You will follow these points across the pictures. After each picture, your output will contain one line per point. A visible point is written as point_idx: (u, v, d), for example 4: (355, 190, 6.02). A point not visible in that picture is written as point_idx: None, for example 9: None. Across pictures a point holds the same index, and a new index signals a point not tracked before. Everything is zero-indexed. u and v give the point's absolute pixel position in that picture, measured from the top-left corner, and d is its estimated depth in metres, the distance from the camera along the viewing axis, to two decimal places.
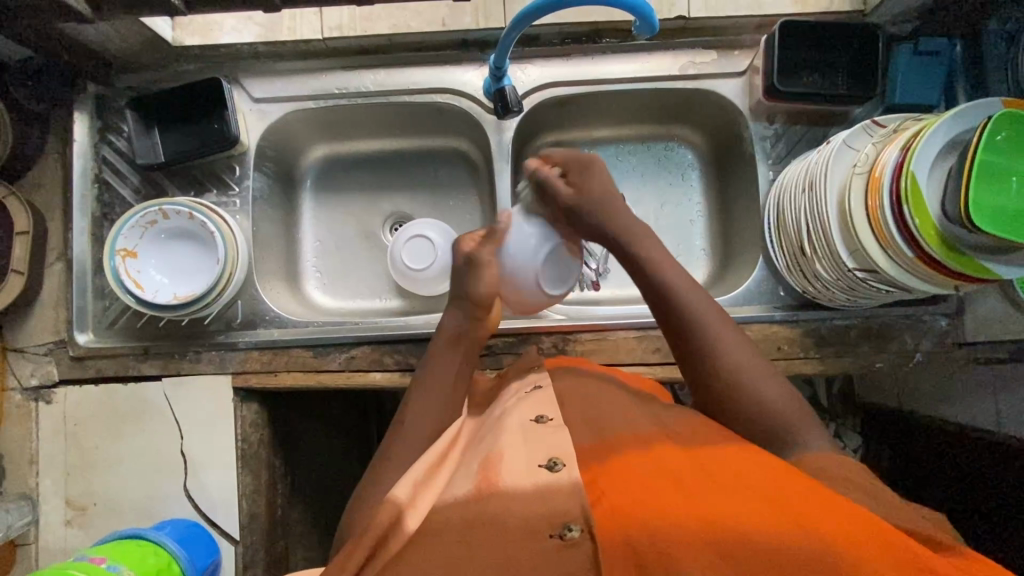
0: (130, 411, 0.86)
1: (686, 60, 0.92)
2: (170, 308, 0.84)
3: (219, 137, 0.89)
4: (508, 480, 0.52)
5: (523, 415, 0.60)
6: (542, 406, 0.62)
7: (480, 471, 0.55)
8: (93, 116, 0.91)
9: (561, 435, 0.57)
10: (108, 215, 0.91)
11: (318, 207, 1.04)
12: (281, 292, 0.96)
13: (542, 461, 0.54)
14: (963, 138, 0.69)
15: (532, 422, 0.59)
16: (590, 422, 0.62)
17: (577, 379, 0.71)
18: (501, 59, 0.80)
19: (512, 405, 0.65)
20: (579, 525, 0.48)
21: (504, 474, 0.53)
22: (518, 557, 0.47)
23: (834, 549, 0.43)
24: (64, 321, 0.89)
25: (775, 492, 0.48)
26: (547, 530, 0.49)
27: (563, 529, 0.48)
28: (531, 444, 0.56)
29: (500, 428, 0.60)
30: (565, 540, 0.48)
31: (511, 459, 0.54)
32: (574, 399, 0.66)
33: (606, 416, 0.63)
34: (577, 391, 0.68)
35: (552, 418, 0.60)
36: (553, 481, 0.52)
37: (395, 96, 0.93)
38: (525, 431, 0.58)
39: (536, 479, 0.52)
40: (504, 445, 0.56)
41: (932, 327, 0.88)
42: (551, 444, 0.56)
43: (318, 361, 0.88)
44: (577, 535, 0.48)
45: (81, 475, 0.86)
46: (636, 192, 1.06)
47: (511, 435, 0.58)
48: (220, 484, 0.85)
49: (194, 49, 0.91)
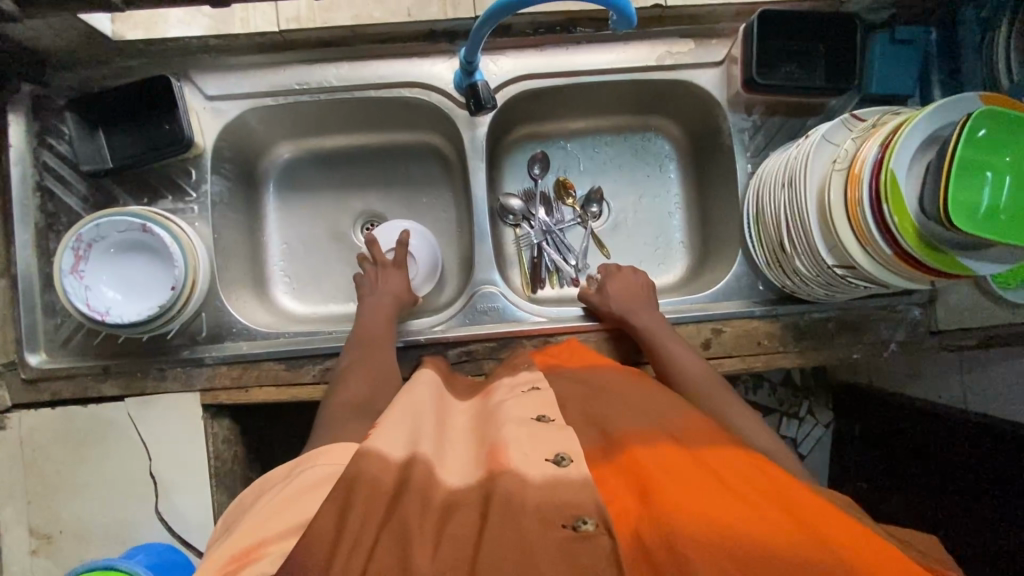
0: (94, 433, 0.82)
1: (663, 50, 0.89)
2: (98, 321, 0.78)
3: (172, 139, 0.83)
4: (520, 467, 0.50)
5: (524, 414, 0.59)
6: (543, 406, 0.60)
7: (484, 462, 0.53)
8: (30, 118, 0.84)
9: (570, 433, 0.55)
10: (53, 226, 0.84)
11: (282, 208, 0.99)
12: (249, 301, 0.92)
13: (549, 455, 0.52)
14: (942, 134, 0.69)
15: (534, 421, 0.57)
16: (596, 427, 0.61)
17: (573, 384, 0.70)
18: (471, 53, 0.75)
19: (506, 400, 0.63)
20: (593, 518, 0.46)
21: (515, 461, 0.51)
22: (533, 545, 0.45)
23: (847, 557, 0.42)
24: (13, 342, 0.83)
25: (788, 502, 0.48)
26: (561, 519, 0.46)
27: (576, 521, 0.46)
28: (537, 441, 0.54)
29: (483, 433, 0.59)
30: (578, 532, 0.45)
31: (520, 449, 0.52)
32: (575, 403, 0.65)
33: (609, 418, 0.62)
34: (574, 396, 0.67)
35: (553, 418, 0.58)
36: (561, 475, 0.50)
37: (360, 91, 0.88)
38: (528, 429, 0.56)
39: (547, 471, 0.50)
40: (507, 437, 0.55)
41: (906, 317, 0.89)
42: (556, 441, 0.54)
43: (292, 375, 0.85)
44: (591, 528, 0.45)
45: (44, 502, 0.81)
46: (614, 185, 1.04)
47: (513, 428, 0.56)
48: (194, 506, 0.81)
49: (139, 44, 0.83)
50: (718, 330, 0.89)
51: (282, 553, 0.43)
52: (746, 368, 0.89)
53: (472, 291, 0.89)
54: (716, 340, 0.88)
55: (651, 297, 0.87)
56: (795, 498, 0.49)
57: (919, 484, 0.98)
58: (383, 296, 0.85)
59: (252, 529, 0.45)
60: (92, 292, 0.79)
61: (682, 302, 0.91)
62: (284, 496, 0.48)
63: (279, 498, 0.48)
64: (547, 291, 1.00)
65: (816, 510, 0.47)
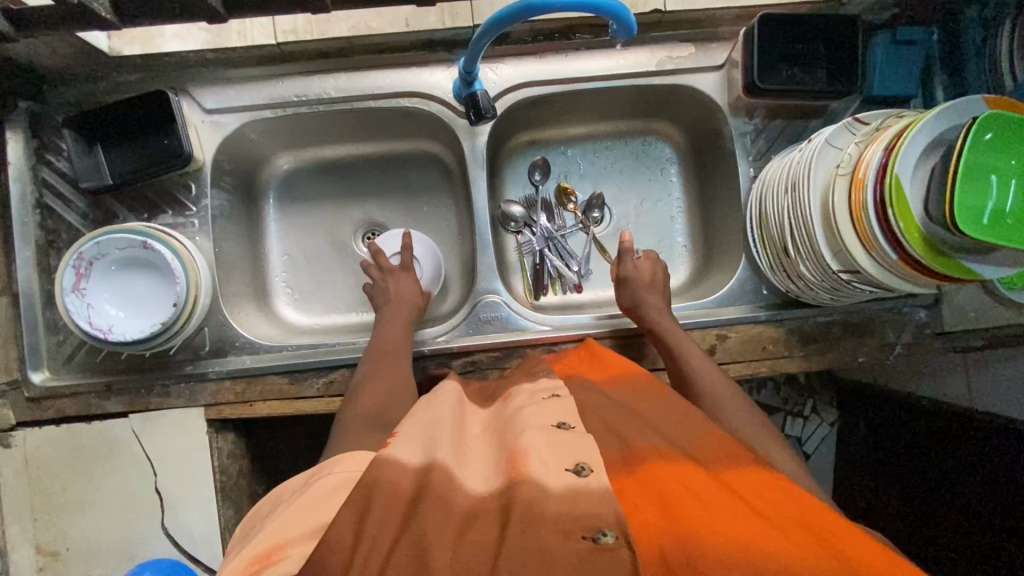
0: (99, 450, 0.82)
1: (663, 54, 0.88)
2: (100, 339, 0.78)
3: (171, 154, 0.83)
4: (540, 476, 0.49)
5: (545, 420, 0.58)
6: (564, 412, 0.60)
7: (506, 467, 0.52)
8: (28, 135, 0.83)
9: (587, 441, 0.55)
10: (54, 243, 0.84)
11: (283, 219, 0.99)
12: (251, 314, 0.92)
13: (569, 465, 0.52)
14: (947, 138, 0.68)
15: (554, 427, 0.57)
16: (616, 435, 0.60)
17: (592, 392, 0.69)
18: (471, 63, 0.75)
19: (526, 405, 0.63)
20: (613, 531, 0.45)
21: (534, 470, 0.50)
22: (554, 554, 0.44)
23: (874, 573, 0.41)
24: (16, 360, 0.83)
25: (809, 519, 0.48)
26: (581, 531, 0.45)
27: (597, 533, 0.45)
28: (556, 449, 0.53)
29: (492, 445, 0.58)
30: (599, 544, 0.44)
31: (539, 456, 0.52)
32: (594, 410, 0.65)
33: (625, 428, 0.61)
34: (593, 403, 0.66)
35: (573, 425, 0.57)
36: (582, 485, 0.49)
37: (359, 101, 0.87)
38: (547, 435, 0.56)
39: (565, 481, 0.50)
40: (527, 443, 0.54)
41: (912, 319, 0.88)
42: (575, 450, 0.53)
43: (296, 388, 0.84)
44: (612, 540, 0.44)
45: (50, 520, 0.81)
46: (615, 190, 1.03)
47: (533, 434, 0.55)
48: (200, 521, 0.81)
49: (135, 58, 0.83)
50: (722, 335, 0.88)
51: (302, 556, 0.42)
52: (751, 374, 0.88)
53: (476, 300, 0.88)
54: (722, 346, 0.88)
55: (662, 295, 0.86)
56: (816, 515, 0.48)
57: (933, 487, 0.97)
58: (395, 304, 0.85)
59: (274, 529, 0.45)
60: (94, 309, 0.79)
61: (687, 307, 0.91)
62: (307, 499, 0.48)
63: (303, 502, 0.48)
64: (549, 297, 1.00)
65: (839, 528, 0.47)
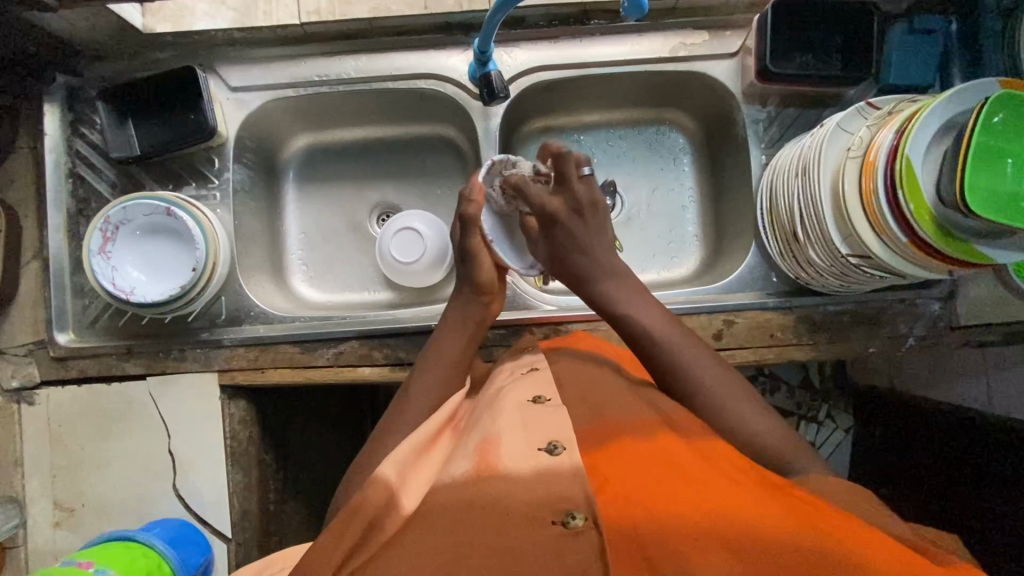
0: (117, 410, 0.85)
1: (677, 41, 0.89)
2: (122, 300, 0.81)
3: (196, 128, 0.86)
4: (509, 464, 0.51)
5: (519, 397, 0.59)
6: (540, 387, 0.61)
7: (477, 452, 0.54)
8: (64, 108, 0.88)
9: (561, 417, 0.56)
10: (84, 211, 0.88)
11: (301, 198, 1.02)
12: (267, 287, 0.94)
13: (542, 444, 0.53)
14: (959, 120, 0.68)
15: (529, 404, 0.58)
16: (591, 406, 0.61)
17: (575, 365, 0.69)
18: (485, 42, 0.77)
19: (507, 385, 0.64)
20: (582, 513, 0.47)
21: (505, 459, 0.52)
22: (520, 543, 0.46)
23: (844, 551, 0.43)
24: (43, 321, 0.87)
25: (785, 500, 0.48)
26: (551, 516, 0.47)
27: (565, 517, 0.47)
28: (529, 429, 0.55)
29: (495, 409, 0.59)
30: (567, 528, 0.46)
31: (510, 442, 0.54)
32: (573, 383, 0.65)
33: (607, 401, 0.62)
34: (574, 375, 0.67)
35: (549, 398, 0.59)
36: (553, 465, 0.51)
37: (377, 82, 0.90)
38: (523, 413, 0.57)
39: (537, 462, 0.51)
40: (500, 427, 0.55)
41: (925, 312, 0.87)
42: (550, 427, 0.55)
43: (306, 358, 0.87)
44: (581, 523, 0.46)
45: (68, 476, 0.84)
46: (628, 178, 1.04)
47: (508, 417, 0.57)
48: (210, 483, 0.84)
49: (167, 37, 0.87)
50: (729, 321, 0.88)
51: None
52: (759, 360, 0.88)
53: None
54: (728, 331, 0.88)
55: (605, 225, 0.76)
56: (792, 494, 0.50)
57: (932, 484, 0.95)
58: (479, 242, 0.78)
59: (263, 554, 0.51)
60: (117, 272, 0.83)
61: (695, 292, 0.91)
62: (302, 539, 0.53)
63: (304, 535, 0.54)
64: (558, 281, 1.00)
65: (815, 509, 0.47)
